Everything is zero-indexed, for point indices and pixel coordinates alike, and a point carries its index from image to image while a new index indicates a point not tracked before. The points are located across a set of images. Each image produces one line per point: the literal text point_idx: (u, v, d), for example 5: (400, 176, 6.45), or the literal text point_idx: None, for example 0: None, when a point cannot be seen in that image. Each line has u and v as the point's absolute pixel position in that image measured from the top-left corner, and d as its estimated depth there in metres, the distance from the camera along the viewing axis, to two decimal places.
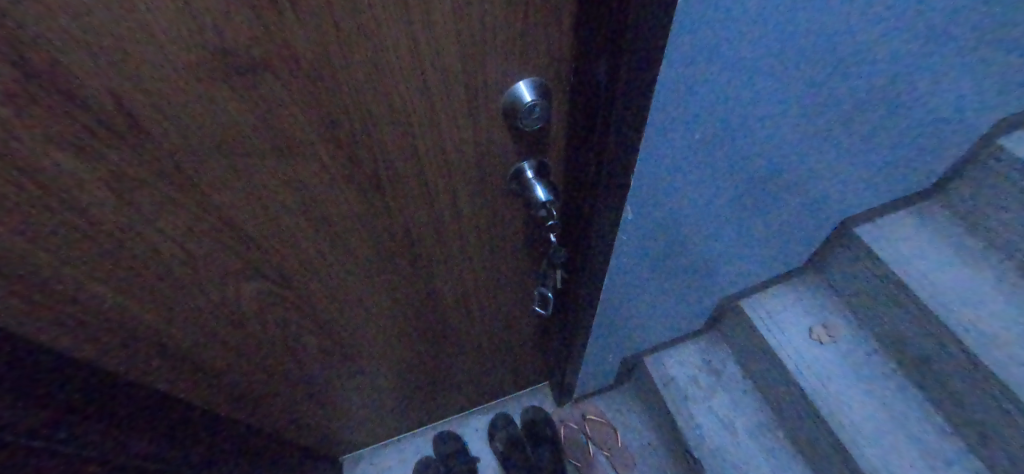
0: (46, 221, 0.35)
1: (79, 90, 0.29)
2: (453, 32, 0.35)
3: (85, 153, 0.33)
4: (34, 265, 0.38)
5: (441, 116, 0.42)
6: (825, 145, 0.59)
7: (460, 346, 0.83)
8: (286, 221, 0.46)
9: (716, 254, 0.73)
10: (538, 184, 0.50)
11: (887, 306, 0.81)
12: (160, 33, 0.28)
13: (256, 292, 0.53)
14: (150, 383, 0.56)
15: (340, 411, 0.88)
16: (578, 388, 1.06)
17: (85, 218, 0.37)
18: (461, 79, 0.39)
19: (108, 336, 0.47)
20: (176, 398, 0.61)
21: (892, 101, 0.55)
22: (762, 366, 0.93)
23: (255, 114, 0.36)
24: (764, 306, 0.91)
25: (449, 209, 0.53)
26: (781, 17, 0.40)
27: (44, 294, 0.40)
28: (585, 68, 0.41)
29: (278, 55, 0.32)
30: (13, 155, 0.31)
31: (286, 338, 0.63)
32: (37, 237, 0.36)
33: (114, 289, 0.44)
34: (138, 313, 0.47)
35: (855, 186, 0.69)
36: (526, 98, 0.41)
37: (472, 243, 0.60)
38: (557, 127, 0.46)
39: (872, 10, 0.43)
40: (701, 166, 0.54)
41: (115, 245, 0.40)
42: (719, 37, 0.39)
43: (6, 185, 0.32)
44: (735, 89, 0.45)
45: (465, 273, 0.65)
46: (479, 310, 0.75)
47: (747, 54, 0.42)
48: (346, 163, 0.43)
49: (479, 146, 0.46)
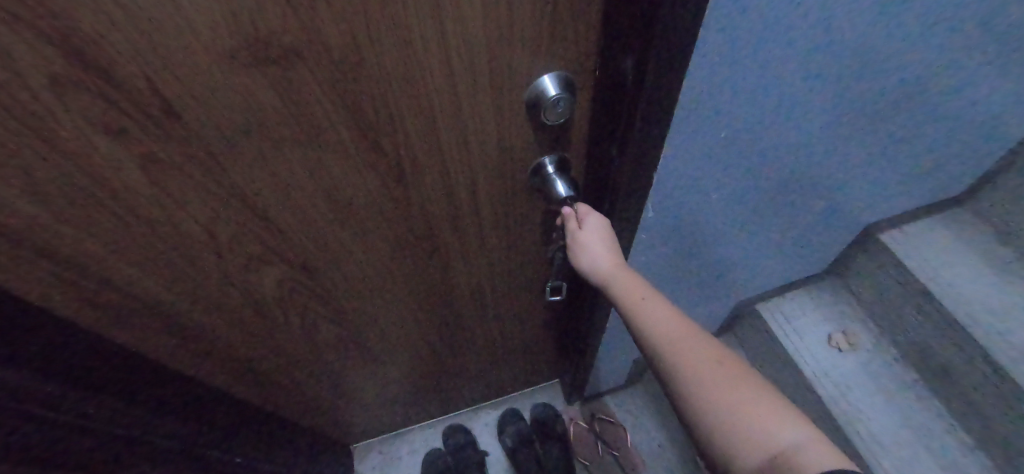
0: (83, 201, 0.37)
1: (118, 76, 0.30)
2: (483, 25, 0.35)
3: (119, 136, 0.34)
4: (68, 246, 0.39)
5: (468, 110, 0.42)
6: (855, 146, 0.57)
7: (474, 340, 0.84)
8: (311, 210, 0.47)
9: (734, 255, 0.72)
10: (558, 178, 0.50)
11: (910, 315, 0.79)
12: (196, 20, 0.29)
13: (278, 279, 0.54)
14: (173, 363, 0.58)
15: (353, 400, 0.89)
16: (590, 386, 1.06)
17: (117, 199, 0.38)
18: (489, 73, 0.39)
19: (135, 317, 0.49)
20: (197, 379, 0.62)
21: (928, 103, 0.54)
22: (779, 371, 0.92)
23: (283, 102, 0.36)
24: (782, 311, 0.89)
25: (470, 202, 0.53)
26: (822, 13, 0.39)
27: (77, 273, 0.42)
28: (612, 66, 0.40)
29: (308, 43, 0.32)
30: (56, 138, 0.32)
31: (306, 326, 0.64)
32: (72, 217, 0.37)
33: (141, 271, 0.45)
34: (164, 295, 0.48)
35: (883, 190, 0.68)
36: (550, 92, 0.41)
37: (492, 238, 0.60)
38: (580, 120, 0.46)
39: (909, 11, 0.42)
40: (726, 166, 0.53)
41: (145, 228, 0.41)
42: (755, 34, 0.38)
43: (47, 166, 0.33)
44: (768, 87, 0.44)
45: (483, 268, 0.65)
46: (495, 305, 0.75)
47: (783, 50, 0.41)
48: (371, 153, 0.43)
49: (503, 141, 0.46)
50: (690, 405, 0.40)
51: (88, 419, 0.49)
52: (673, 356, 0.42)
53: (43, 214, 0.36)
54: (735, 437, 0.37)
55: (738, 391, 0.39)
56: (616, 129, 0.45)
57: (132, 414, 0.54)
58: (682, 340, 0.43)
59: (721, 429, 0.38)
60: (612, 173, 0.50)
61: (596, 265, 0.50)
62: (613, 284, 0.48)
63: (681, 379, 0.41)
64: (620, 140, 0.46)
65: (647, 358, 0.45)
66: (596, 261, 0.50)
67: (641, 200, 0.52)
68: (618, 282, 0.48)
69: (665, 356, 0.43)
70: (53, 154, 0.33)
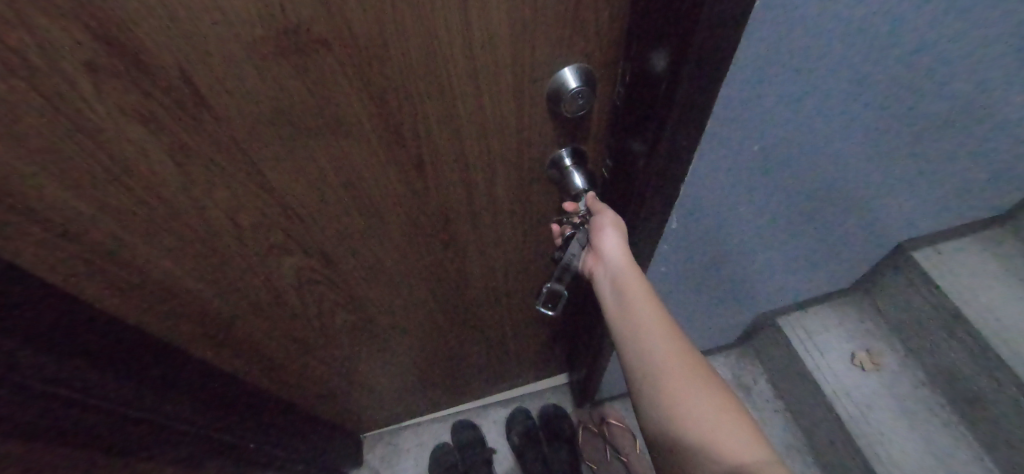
0: (118, 191, 0.36)
1: (154, 67, 0.30)
2: (506, 19, 0.36)
3: (149, 124, 0.33)
4: (98, 236, 0.39)
5: (488, 102, 0.43)
6: (892, 164, 0.55)
7: (484, 332, 0.85)
8: (333, 201, 0.47)
9: (757, 269, 0.70)
10: (576, 171, 0.52)
11: (939, 338, 0.76)
12: (230, 9, 0.29)
13: (297, 268, 0.54)
14: (187, 351, 0.57)
15: (365, 390, 0.90)
16: (600, 390, 1.05)
17: (150, 192, 0.38)
18: (512, 67, 0.40)
19: (160, 304, 0.49)
20: (213, 365, 0.63)
21: (976, 119, 0.51)
22: (796, 386, 0.91)
23: (308, 91, 0.36)
24: (804, 326, 0.86)
25: (487, 193, 0.54)
26: (872, 18, 0.37)
27: (108, 260, 0.41)
28: (635, 56, 0.41)
29: (336, 34, 0.33)
30: (92, 126, 0.32)
31: (322, 315, 0.64)
32: (103, 206, 0.37)
33: (168, 261, 0.45)
34: (192, 283, 0.48)
35: (919, 209, 0.65)
36: (570, 84, 0.42)
37: (507, 228, 0.61)
38: (598, 112, 0.47)
39: (964, 28, 0.40)
40: (756, 180, 0.52)
41: (175, 218, 0.41)
42: (799, 38, 0.37)
43: (83, 155, 0.33)
44: (808, 93, 0.42)
45: (497, 258, 0.67)
46: (507, 296, 0.76)
47: (828, 55, 0.39)
48: (392, 142, 0.44)
49: (519, 134, 0.47)
50: (670, 404, 0.44)
51: (95, 394, 0.50)
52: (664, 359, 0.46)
53: (71, 202, 0.35)
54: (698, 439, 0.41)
55: (715, 400, 0.43)
56: (644, 127, 0.44)
57: (150, 395, 0.56)
58: (675, 347, 0.46)
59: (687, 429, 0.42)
60: (635, 178, 0.49)
61: (611, 259, 0.51)
62: (622, 282, 0.50)
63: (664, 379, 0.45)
64: (649, 141, 0.44)
65: (636, 354, 0.47)
66: (610, 256, 0.51)
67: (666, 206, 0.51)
68: (627, 281, 0.50)
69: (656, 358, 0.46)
70: (88, 144, 0.32)
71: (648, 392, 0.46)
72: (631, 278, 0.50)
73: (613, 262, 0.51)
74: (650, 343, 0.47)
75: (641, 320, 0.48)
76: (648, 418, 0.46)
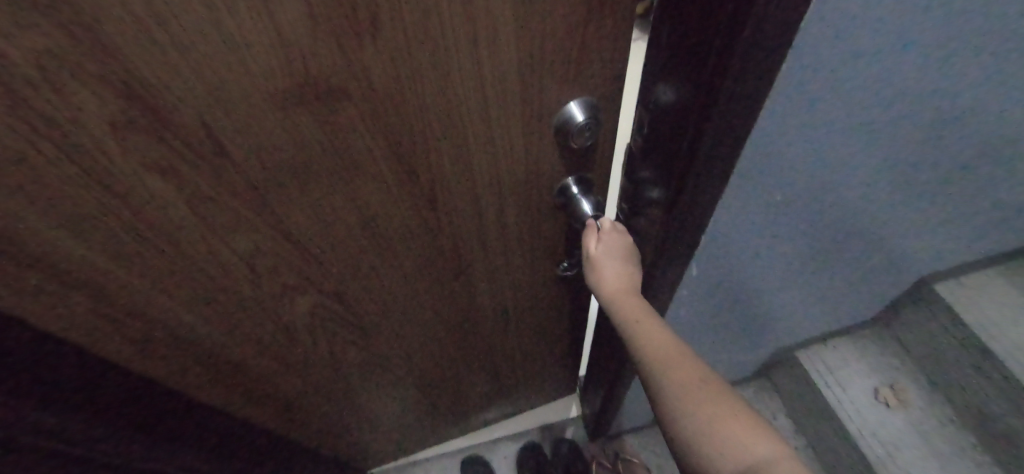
0: (135, 242, 0.36)
1: (179, 120, 0.30)
2: (517, 57, 0.37)
3: (172, 177, 0.33)
4: (117, 289, 0.38)
5: (499, 136, 0.44)
6: (914, 202, 0.55)
7: (493, 359, 0.84)
8: (346, 240, 0.47)
9: (779, 305, 0.70)
10: (583, 198, 0.53)
11: (966, 374, 0.74)
12: (254, 65, 0.29)
13: (309, 307, 0.53)
14: (203, 397, 0.56)
15: (375, 426, 0.88)
16: (614, 424, 1.02)
17: (169, 243, 0.38)
18: (521, 105, 0.42)
19: (173, 354, 0.48)
20: (223, 410, 0.61)
21: (997, 157, 0.51)
22: (819, 423, 0.88)
23: (326, 136, 0.36)
24: (823, 360, 0.84)
25: (497, 224, 0.55)
26: (892, 75, 0.37)
27: (123, 312, 0.40)
28: (650, 107, 0.43)
29: (354, 83, 0.33)
30: (111, 180, 0.31)
31: (332, 352, 0.63)
32: (119, 258, 0.36)
33: (183, 308, 0.44)
34: (206, 328, 0.48)
35: (942, 244, 0.64)
36: (576, 117, 0.44)
37: (517, 257, 0.62)
38: (602, 140, 0.50)
39: (986, 78, 0.40)
40: (778, 221, 0.52)
41: (191, 264, 0.40)
42: (822, 91, 0.37)
43: (103, 210, 0.33)
44: (829, 143, 0.43)
45: (508, 286, 0.66)
46: (515, 324, 0.76)
47: (848, 109, 0.40)
48: (406, 180, 0.44)
49: (529, 165, 0.48)
50: (676, 422, 0.42)
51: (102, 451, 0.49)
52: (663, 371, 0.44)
53: (90, 255, 0.35)
54: (713, 451, 0.39)
55: (717, 411, 0.41)
56: (665, 174, 0.46)
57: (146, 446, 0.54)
58: (672, 356, 0.45)
59: (700, 441, 0.40)
60: (655, 210, 0.50)
61: (607, 285, 0.52)
62: (619, 303, 0.50)
63: (667, 393, 0.43)
64: (671, 179, 0.46)
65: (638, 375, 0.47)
66: (606, 282, 0.52)
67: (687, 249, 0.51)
68: (623, 301, 0.50)
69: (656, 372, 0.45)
70: (111, 200, 0.32)
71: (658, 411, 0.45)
72: (627, 298, 0.50)
73: (607, 287, 0.52)
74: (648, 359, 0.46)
75: (637, 334, 0.47)
76: (665, 437, 0.44)
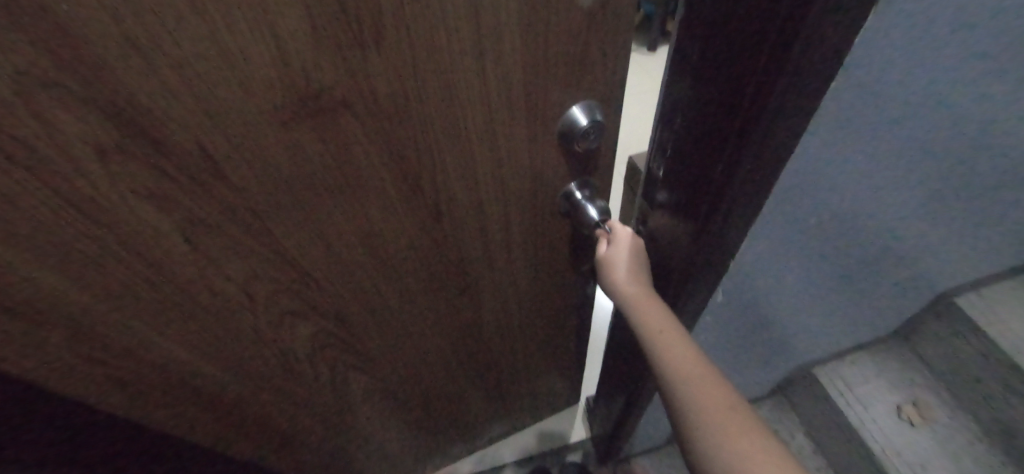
0: (121, 274, 0.33)
1: (169, 138, 0.28)
2: (524, 64, 0.36)
3: (165, 205, 0.31)
4: (103, 326, 0.35)
5: (505, 146, 0.42)
6: (938, 216, 0.54)
7: (498, 377, 0.81)
8: (350, 261, 0.45)
9: (798, 322, 0.68)
10: (588, 204, 0.51)
11: (992, 389, 0.71)
12: (249, 78, 0.27)
13: (309, 332, 0.51)
14: (198, 439, 0.52)
15: (378, 453, 0.84)
16: (627, 446, 0.99)
17: (161, 273, 0.35)
18: (527, 114, 0.40)
19: (167, 392, 0.44)
20: (220, 452, 0.57)
21: (1017, 168, 0.50)
22: (841, 443, 0.86)
23: (328, 153, 0.34)
24: (842, 377, 0.81)
25: (501, 236, 0.52)
26: (923, 90, 0.36)
27: (107, 350, 0.37)
28: (671, 107, 0.41)
29: (357, 94, 0.31)
30: (93, 208, 0.28)
31: (334, 378, 0.60)
32: (105, 292, 0.33)
33: (175, 342, 0.40)
34: (201, 364, 0.44)
35: (961, 258, 0.63)
36: (581, 122, 0.42)
37: (523, 269, 0.59)
38: (605, 146, 0.48)
39: (1008, 87, 0.39)
40: (805, 240, 0.51)
41: (183, 295, 0.37)
42: (858, 109, 0.35)
43: (85, 241, 0.30)
44: (863, 158, 0.41)
45: (514, 301, 0.64)
46: (521, 338, 0.73)
47: (880, 127, 0.39)
48: (412, 195, 0.42)
49: (535, 176, 0.47)
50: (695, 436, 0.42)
51: None
52: (686, 385, 0.43)
53: (71, 291, 0.32)
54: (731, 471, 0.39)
55: (737, 429, 0.40)
56: (680, 182, 0.44)
57: None
58: (694, 369, 0.44)
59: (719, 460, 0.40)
60: (673, 220, 0.48)
61: (623, 285, 0.49)
62: (637, 305, 0.48)
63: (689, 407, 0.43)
64: (686, 187, 0.44)
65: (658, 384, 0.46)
66: (622, 284, 0.49)
67: (710, 272, 0.48)
68: (643, 305, 0.48)
69: (678, 386, 0.44)
70: (94, 229, 0.29)
71: (678, 426, 0.44)
72: (646, 301, 0.48)
73: (623, 288, 0.49)
74: (668, 369, 0.45)
75: (658, 341, 0.46)
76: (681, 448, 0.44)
